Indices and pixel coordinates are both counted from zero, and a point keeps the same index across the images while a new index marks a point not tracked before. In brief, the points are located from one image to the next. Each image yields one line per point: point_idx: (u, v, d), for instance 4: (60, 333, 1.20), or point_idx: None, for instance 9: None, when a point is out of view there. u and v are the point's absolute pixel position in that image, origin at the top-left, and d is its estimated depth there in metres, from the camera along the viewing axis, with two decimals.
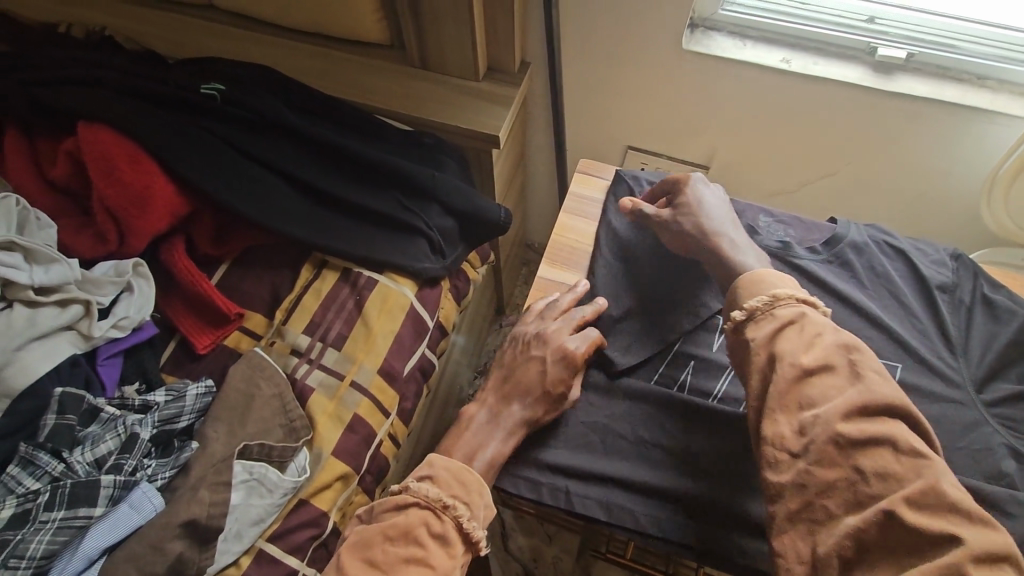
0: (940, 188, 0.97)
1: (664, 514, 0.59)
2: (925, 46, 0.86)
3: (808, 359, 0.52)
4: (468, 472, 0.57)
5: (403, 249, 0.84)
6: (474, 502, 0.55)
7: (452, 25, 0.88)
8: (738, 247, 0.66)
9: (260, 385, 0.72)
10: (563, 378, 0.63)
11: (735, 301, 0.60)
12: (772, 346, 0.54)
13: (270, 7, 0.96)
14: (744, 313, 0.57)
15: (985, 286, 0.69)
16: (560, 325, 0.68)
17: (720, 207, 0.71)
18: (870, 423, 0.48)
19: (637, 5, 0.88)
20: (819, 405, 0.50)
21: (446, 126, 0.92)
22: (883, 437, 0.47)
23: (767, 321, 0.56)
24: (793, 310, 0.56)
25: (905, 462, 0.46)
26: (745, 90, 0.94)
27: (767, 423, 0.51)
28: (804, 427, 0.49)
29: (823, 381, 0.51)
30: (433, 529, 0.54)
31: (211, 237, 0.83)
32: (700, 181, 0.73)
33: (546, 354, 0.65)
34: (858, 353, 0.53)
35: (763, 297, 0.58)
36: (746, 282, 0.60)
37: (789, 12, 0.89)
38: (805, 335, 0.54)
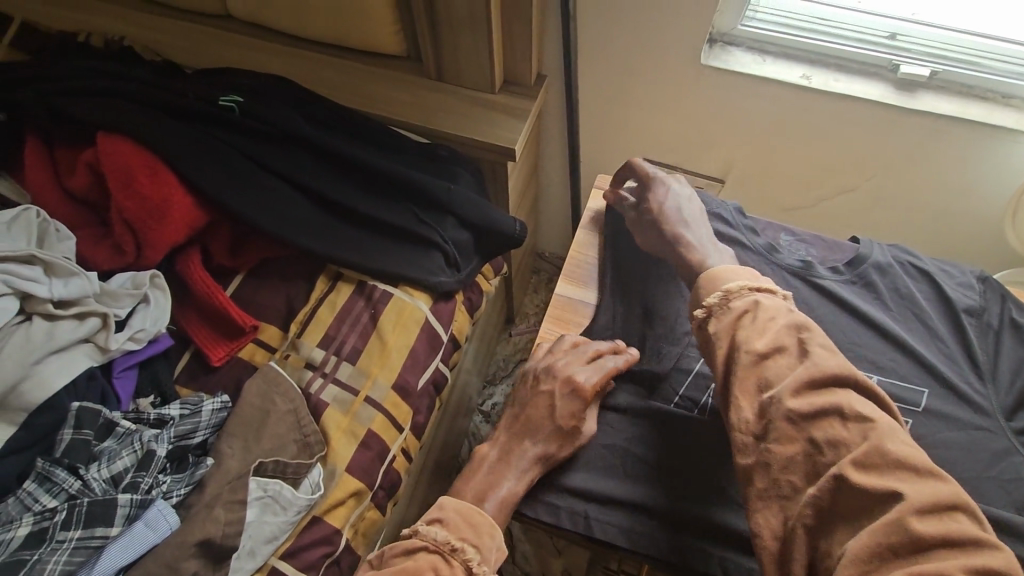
0: (962, 207, 0.95)
1: (687, 543, 0.58)
2: (949, 64, 0.85)
3: (761, 344, 0.51)
4: (480, 514, 0.56)
5: (418, 262, 0.83)
6: (484, 544, 0.54)
7: (470, 37, 0.88)
8: (695, 245, 0.66)
9: (275, 400, 0.72)
10: (574, 412, 0.61)
11: (697, 299, 0.60)
12: (733, 334, 0.54)
13: (287, 17, 0.96)
14: (704, 311, 0.57)
15: (1013, 309, 0.67)
16: (567, 358, 0.65)
17: (685, 203, 0.71)
18: (817, 395, 0.48)
19: (656, 19, 0.88)
20: (775, 385, 0.49)
21: (462, 138, 0.92)
22: (830, 407, 0.46)
23: (725, 314, 0.56)
24: (747, 300, 0.56)
25: (854, 428, 0.45)
26: (763, 105, 0.93)
27: (732, 409, 0.51)
28: (763, 409, 0.49)
29: (780, 363, 0.50)
30: (440, 574, 0.52)
31: (227, 248, 0.83)
32: (665, 177, 0.73)
33: (555, 388, 0.62)
34: (808, 332, 0.52)
35: (717, 292, 0.58)
36: (704, 279, 0.61)
37: (809, 28, 0.88)
38: (759, 321, 0.53)
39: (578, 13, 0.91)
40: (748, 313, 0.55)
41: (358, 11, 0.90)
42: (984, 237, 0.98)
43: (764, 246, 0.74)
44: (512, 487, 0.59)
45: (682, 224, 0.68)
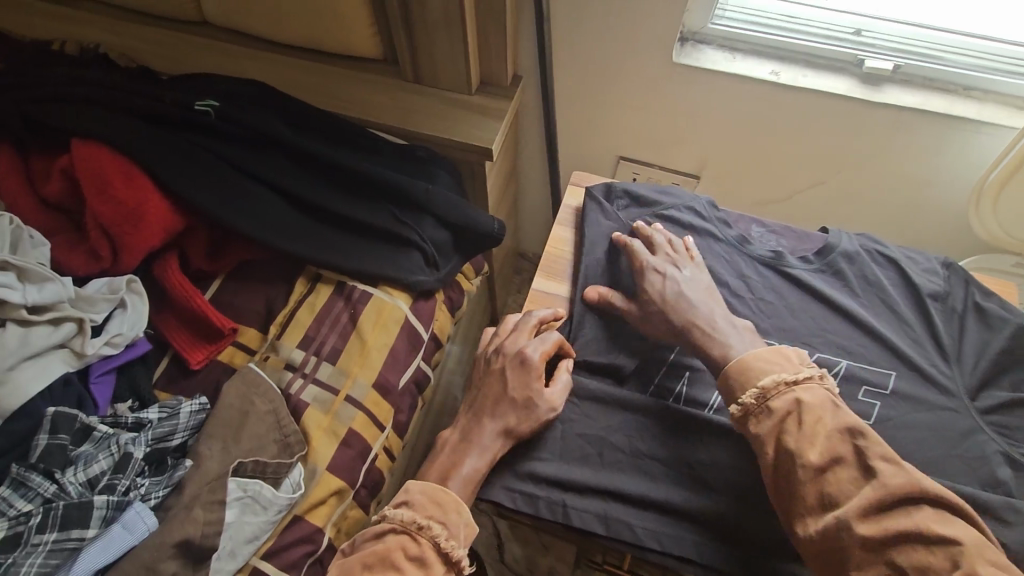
0: (928, 197, 0.98)
1: (662, 527, 0.60)
2: (912, 58, 0.88)
3: (816, 457, 0.52)
4: (444, 492, 0.57)
5: (397, 262, 0.84)
6: (451, 521, 0.56)
7: (445, 40, 0.89)
8: (721, 332, 0.63)
9: (254, 401, 0.72)
10: (525, 383, 0.63)
11: (730, 392, 0.59)
12: (779, 445, 0.54)
13: (263, 22, 0.96)
14: (740, 410, 0.57)
15: (977, 293, 0.69)
16: (515, 335, 0.68)
17: (693, 288, 0.67)
18: (896, 518, 0.49)
19: (628, 20, 0.89)
20: (841, 505, 0.51)
21: (439, 138, 0.93)
22: (913, 532, 0.48)
23: (765, 416, 0.56)
24: (788, 401, 0.55)
25: (939, 553, 0.47)
26: (734, 101, 0.95)
27: (799, 525, 0.52)
28: (829, 531, 0.50)
29: (840, 477, 0.52)
30: (409, 552, 0.54)
31: (205, 252, 0.83)
32: (654, 267, 0.69)
33: (505, 364, 0.65)
34: (863, 438, 0.52)
35: (754, 392, 0.57)
36: (734, 371, 0.59)
37: (777, 25, 0.90)
38: (806, 427, 0.54)
39: (552, 14, 0.92)
40: (792, 419, 0.55)
41: (334, 15, 0.91)
42: (947, 229, 1.01)
43: (735, 238, 0.76)
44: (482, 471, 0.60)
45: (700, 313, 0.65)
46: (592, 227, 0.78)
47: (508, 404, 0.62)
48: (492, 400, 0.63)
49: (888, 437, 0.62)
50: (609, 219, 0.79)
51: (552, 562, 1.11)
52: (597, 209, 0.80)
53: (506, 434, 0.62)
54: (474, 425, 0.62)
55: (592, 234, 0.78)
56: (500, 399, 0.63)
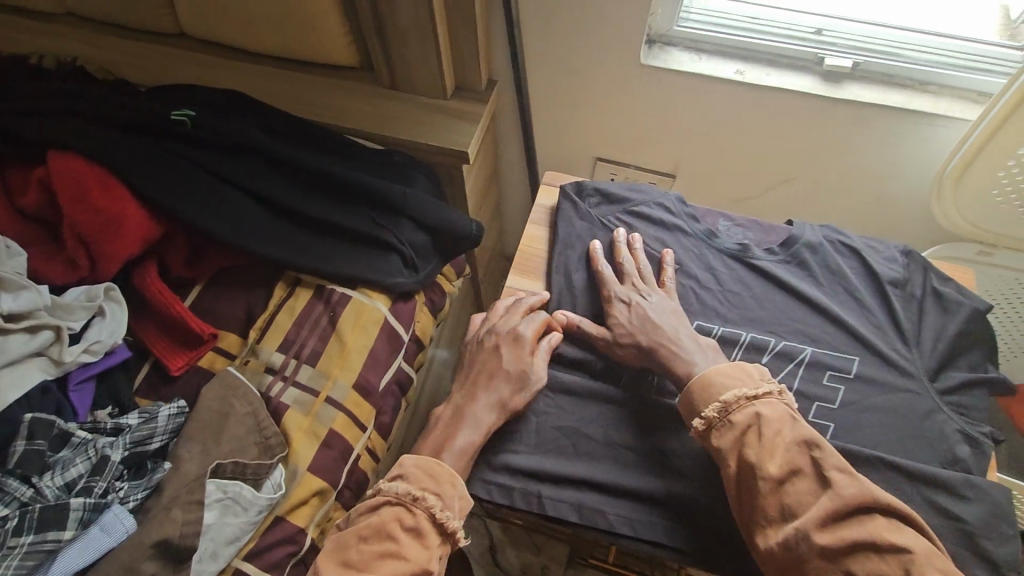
0: (893, 190, 1.01)
1: (635, 513, 0.61)
2: (870, 56, 0.91)
3: (775, 469, 0.53)
4: (439, 466, 0.58)
5: (376, 265, 0.85)
6: (446, 493, 0.57)
7: (418, 46, 0.91)
8: (687, 354, 0.64)
9: (233, 403, 0.73)
10: (520, 357, 0.66)
11: (693, 408, 0.60)
12: (741, 456, 0.56)
13: (239, 32, 0.98)
14: (703, 424, 0.59)
15: (935, 280, 0.72)
16: (507, 316, 0.70)
17: (662, 314, 0.68)
18: (850, 528, 0.51)
19: (596, 24, 0.92)
20: (799, 515, 0.52)
21: (416, 143, 0.94)
22: (868, 541, 0.50)
23: (727, 429, 0.57)
24: (748, 415, 0.57)
25: (891, 561, 0.49)
26: (703, 101, 0.97)
27: (760, 536, 0.54)
28: (789, 541, 0.51)
29: (798, 487, 0.53)
30: (405, 523, 0.55)
31: (184, 259, 0.84)
32: (624, 297, 0.71)
33: (499, 342, 0.67)
34: (819, 450, 0.54)
35: (717, 405, 0.59)
36: (697, 388, 0.61)
37: (741, 26, 0.93)
38: (765, 440, 0.55)
39: (522, 19, 0.94)
40: (750, 433, 0.56)
41: (307, 24, 0.92)
42: (912, 220, 1.04)
43: (704, 232, 0.78)
44: (478, 445, 0.61)
45: (671, 337, 0.66)
46: (565, 226, 0.80)
47: (484, 397, 0.64)
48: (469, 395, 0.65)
49: (852, 420, 0.64)
50: (581, 218, 0.80)
51: (543, 562, 1.12)
52: (571, 208, 0.81)
53: (501, 409, 0.63)
54: (459, 411, 0.64)
55: (565, 232, 0.79)
56: (495, 375, 0.65)
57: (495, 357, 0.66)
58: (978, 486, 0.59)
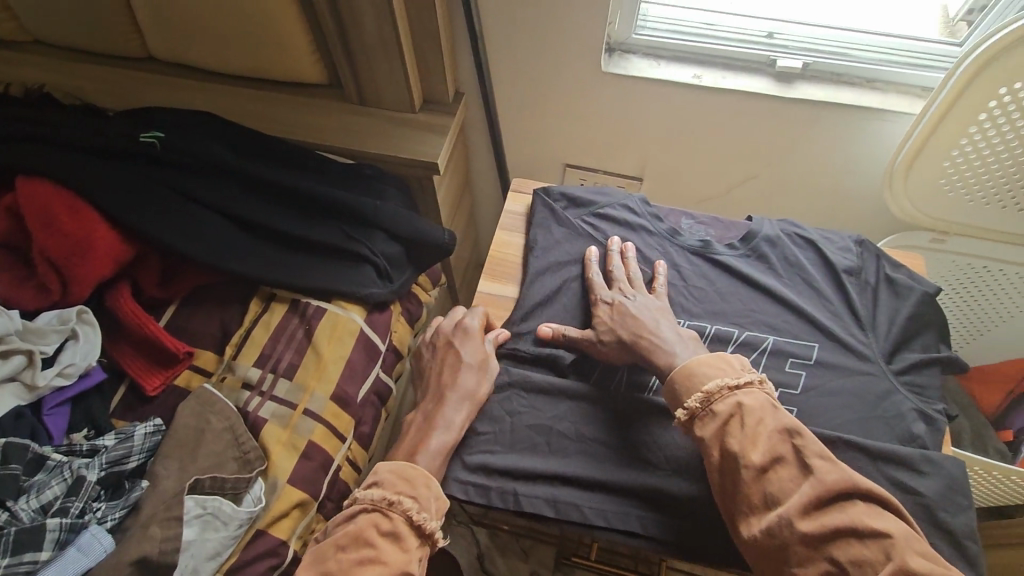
0: (848, 184, 1.05)
1: (607, 505, 0.63)
2: (819, 56, 0.94)
3: (759, 457, 0.54)
4: (411, 469, 0.60)
5: (350, 277, 0.86)
6: (421, 495, 0.58)
7: (384, 62, 0.92)
8: (670, 343, 0.66)
9: (209, 419, 0.74)
10: (473, 346, 0.71)
11: (676, 398, 0.61)
12: (722, 445, 0.56)
13: (206, 54, 0.99)
14: (687, 414, 0.59)
15: (886, 267, 0.75)
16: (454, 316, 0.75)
17: (646, 309, 0.70)
18: (831, 514, 0.52)
19: (556, 33, 0.94)
20: (782, 502, 0.53)
21: (385, 156, 0.96)
22: (847, 526, 0.51)
23: (710, 419, 0.58)
24: (730, 404, 0.58)
25: (872, 546, 0.50)
26: (663, 106, 1.01)
27: (744, 525, 0.54)
28: (772, 529, 0.52)
29: (781, 475, 0.54)
30: (381, 528, 0.56)
31: (157, 279, 0.85)
32: (610, 297, 0.72)
33: (449, 338, 0.72)
34: (801, 438, 0.55)
35: (698, 396, 0.59)
36: (680, 377, 0.61)
37: (695, 32, 0.97)
38: (748, 428, 0.56)
39: (484, 31, 0.97)
40: (734, 422, 0.57)
41: (273, 44, 0.93)
42: (866, 211, 1.09)
43: (667, 230, 0.81)
44: (452, 444, 0.64)
45: (656, 327, 0.68)
46: (556, 230, 0.82)
47: (455, 395, 0.67)
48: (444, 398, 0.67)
49: (814, 405, 0.67)
50: (550, 222, 0.82)
51: (532, 567, 1.13)
52: (542, 217, 0.83)
53: (470, 403, 0.67)
54: (429, 416, 0.66)
55: (535, 237, 0.82)
56: (459, 368, 0.69)
57: (456, 356, 0.70)
58: (934, 461, 0.61)
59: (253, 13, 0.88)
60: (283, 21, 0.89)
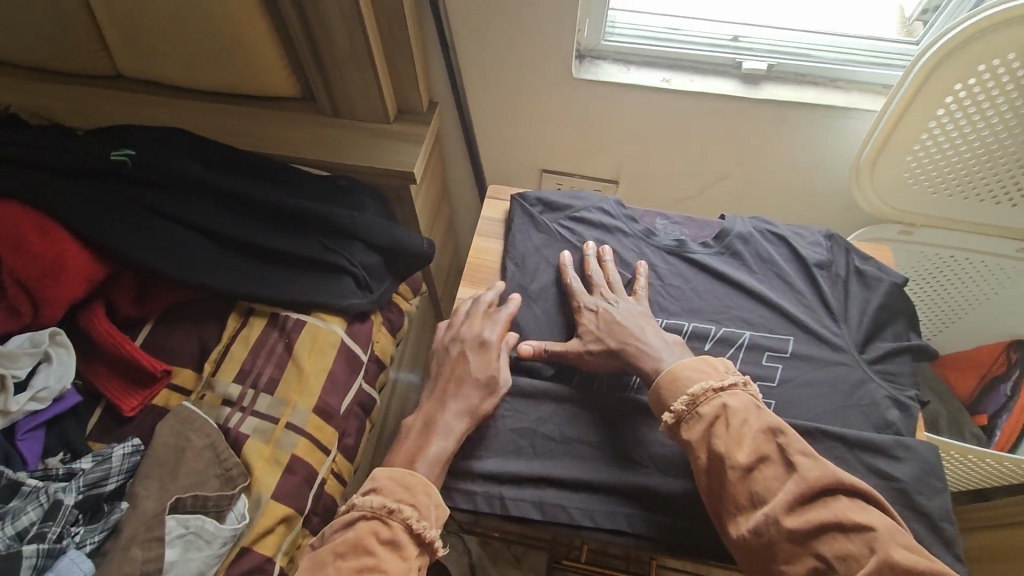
0: (816, 181, 1.08)
1: (593, 504, 0.64)
2: (783, 58, 0.97)
3: (743, 457, 0.55)
4: (411, 477, 0.60)
5: (329, 289, 0.85)
6: (420, 503, 0.58)
7: (357, 74, 0.92)
8: (656, 351, 0.67)
9: (189, 437, 0.73)
10: (490, 363, 0.68)
11: (662, 404, 0.62)
12: (708, 448, 0.57)
13: (176, 70, 0.98)
14: (673, 417, 0.60)
15: (856, 259, 0.77)
16: (467, 322, 0.73)
17: (631, 316, 0.71)
18: (815, 510, 0.52)
19: (527, 41, 0.96)
20: (768, 501, 0.53)
21: (361, 168, 0.96)
22: (832, 521, 0.51)
23: (695, 421, 0.59)
24: (715, 406, 0.58)
25: (856, 540, 0.50)
26: (635, 110, 1.02)
27: (731, 525, 0.55)
28: (759, 527, 0.52)
29: (766, 474, 0.54)
30: (381, 536, 0.55)
31: (132, 297, 0.84)
32: (593, 304, 0.73)
33: (465, 348, 0.70)
34: (784, 436, 0.56)
35: (684, 399, 0.60)
36: (666, 382, 0.62)
37: (662, 37, 0.99)
38: (733, 429, 0.56)
39: (456, 40, 0.97)
40: (718, 424, 0.57)
41: (244, 58, 0.93)
42: (836, 207, 1.12)
43: (642, 231, 0.82)
44: (450, 452, 0.63)
45: (641, 333, 0.68)
46: (535, 235, 0.82)
47: (455, 403, 0.66)
48: (438, 408, 0.66)
49: (792, 396, 0.69)
50: (528, 228, 0.83)
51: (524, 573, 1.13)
52: (523, 224, 0.83)
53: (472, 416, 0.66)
54: (430, 421, 0.65)
55: (513, 242, 0.82)
56: (464, 381, 0.67)
57: (466, 370, 0.68)
58: (908, 447, 0.63)
59: (224, 28, 0.88)
60: (255, 35, 0.89)
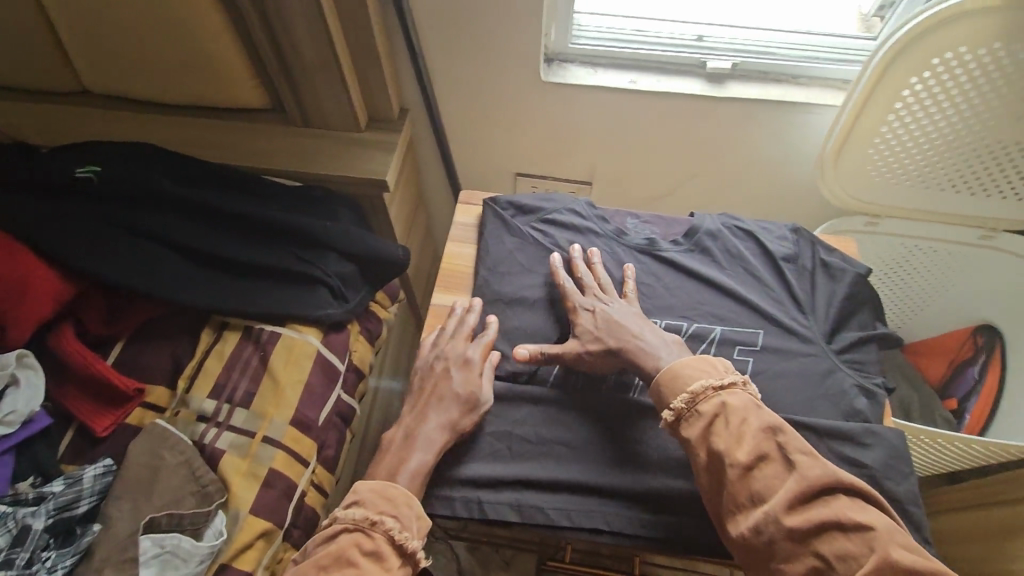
0: (784, 175, 1.10)
1: (570, 504, 0.64)
2: (746, 57, 0.98)
3: (743, 455, 0.55)
4: (393, 488, 0.60)
5: (302, 299, 0.84)
6: (402, 514, 0.58)
7: (325, 83, 0.92)
8: (651, 349, 0.67)
9: (164, 455, 0.72)
10: (472, 380, 0.68)
11: (662, 401, 0.62)
12: (708, 446, 0.57)
13: (141, 85, 0.97)
14: (673, 415, 0.60)
15: (822, 251, 0.79)
16: (453, 341, 0.72)
17: (628, 317, 0.71)
18: (816, 509, 0.52)
19: (494, 47, 0.96)
20: (767, 499, 0.53)
21: (334, 177, 0.96)
22: (831, 521, 0.51)
23: (696, 419, 0.59)
24: (714, 404, 0.59)
25: (856, 539, 0.51)
26: (604, 111, 1.04)
27: (731, 523, 0.55)
28: (759, 525, 0.53)
29: (766, 473, 0.54)
30: (364, 547, 0.55)
31: (103, 318, 0.83)
32: (588, 306, 0.73)
33: (449, 365, 0.69)
34: (784, 435, 0.56)
35: (684, 396, 0.60)
36: (666, 379, 0.63)
37: (628, 39, 1.00)
38: (733, 426, 0.57)
39: (423, 48, 0.97)
40: (719, 422, 0.58)
41: (209, 71, 0.92)
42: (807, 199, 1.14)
43: (613, 231, 0.83)
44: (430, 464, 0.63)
45: (636, 334, 0.69)
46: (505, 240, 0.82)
47: (436, 417, 0.66)
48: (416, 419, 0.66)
49: (763, 388, 0.70)
50: (500, 231, 0.83)
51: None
52: (493, 229, 0.83)
53: (449, 429, 0.65)
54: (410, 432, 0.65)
55: (485, 247, 0.82)
56: (446, 396, 0.67)
57: (447, 387, 0.67)
58: (876, 433, 0.64)
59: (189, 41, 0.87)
60: (218, 46, 0.88)
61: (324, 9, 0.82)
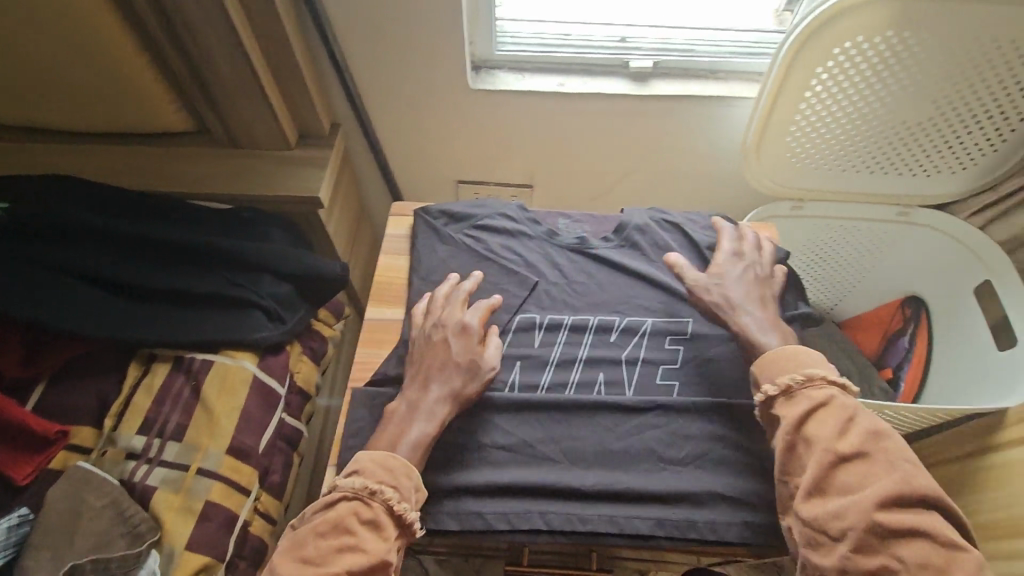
0: (713, 167, 1.13)
1: (509, 509, 0.64)
2: (668, 55, 1.00)
3: (843, 446, 0.56)
4: (394, 459, 0.60)
5: (234, 324, 0.82)
6: (402, 485, 0.58)
7: (247, 102, 0.90)
8: (759, 325, 0.68)
9: (88, 498, 0.70)
10: (471, 348, 0.69)
11: (767, 373, 0.64)
12: (804, 431, 0.58)
13: (49, 115, 0.93)
14: (778, 390, 0.61)
15: None
16: (448, 308, 0.73)
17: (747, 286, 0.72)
18: (911, 515, 0.53)
19: (421, 56, 0.95)
20: (856, 493, 0.54)
21: (266, 197, 0.95)
22: (922, 531, 0.52)
23: (797, 401, 0.60)
24: (824, 394, 0.60)
25: (942, 552, 0.51)
26: (535, 115, 1.05)
27: (806, 506, 0.56)
28: (840, 513, 0.53)
29: (858, 468, 0.55)
30: (361, 516, 0.56)
31: (19, 359, 0.78)
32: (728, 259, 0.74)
33: (448, 335, 0.70)
34: (889, 441, 0.57)
35: (798, 375, 0.61)
36: (778, 358, 0.64)
37: (552, 44, 1.01)
38: (842, 416, 0.58)
39: (348, 61, 0.96)
40: (823, 411, 0.59)
41: (116, 97, 0.88)
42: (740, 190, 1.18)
43: (527, 232, 0.84)
44: (432, 435, 0.63)
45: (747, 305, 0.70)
46: (425, 253, 0.83)
47: (438, 389, 0.66)
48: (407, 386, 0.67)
49: (693, 375, 0.72)
50: (433, 241, 0.84)
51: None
52: (426, 239, 0.84)
53: (454, 399, 0.66)
54: (361, 435, 0.63)
55: (417, 256, 0.83)
56: (447, 366, 0.68)
57: (446, 354, 0.68)
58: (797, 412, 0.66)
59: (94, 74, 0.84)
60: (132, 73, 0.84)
61: (237, 27, 0.81)
